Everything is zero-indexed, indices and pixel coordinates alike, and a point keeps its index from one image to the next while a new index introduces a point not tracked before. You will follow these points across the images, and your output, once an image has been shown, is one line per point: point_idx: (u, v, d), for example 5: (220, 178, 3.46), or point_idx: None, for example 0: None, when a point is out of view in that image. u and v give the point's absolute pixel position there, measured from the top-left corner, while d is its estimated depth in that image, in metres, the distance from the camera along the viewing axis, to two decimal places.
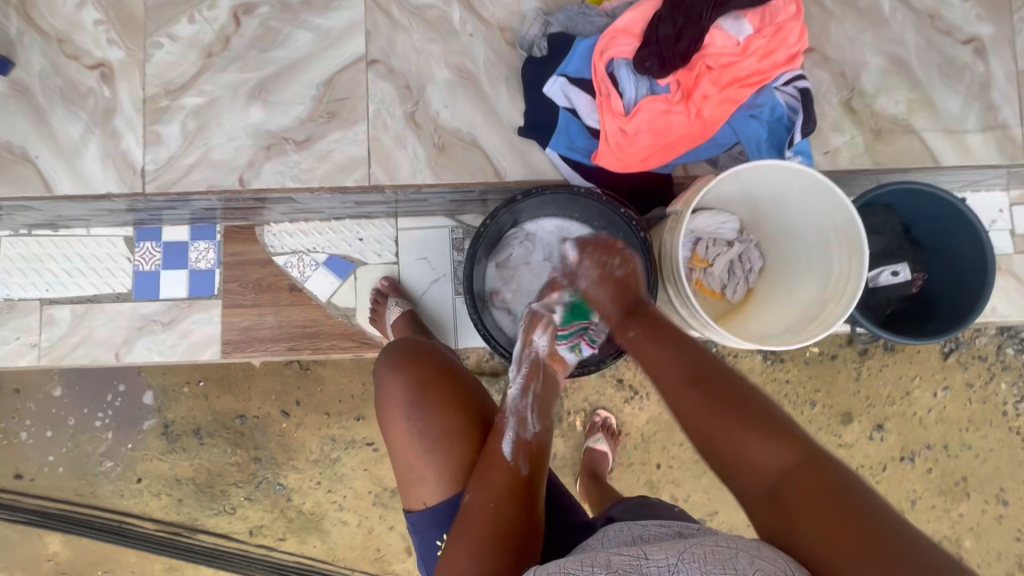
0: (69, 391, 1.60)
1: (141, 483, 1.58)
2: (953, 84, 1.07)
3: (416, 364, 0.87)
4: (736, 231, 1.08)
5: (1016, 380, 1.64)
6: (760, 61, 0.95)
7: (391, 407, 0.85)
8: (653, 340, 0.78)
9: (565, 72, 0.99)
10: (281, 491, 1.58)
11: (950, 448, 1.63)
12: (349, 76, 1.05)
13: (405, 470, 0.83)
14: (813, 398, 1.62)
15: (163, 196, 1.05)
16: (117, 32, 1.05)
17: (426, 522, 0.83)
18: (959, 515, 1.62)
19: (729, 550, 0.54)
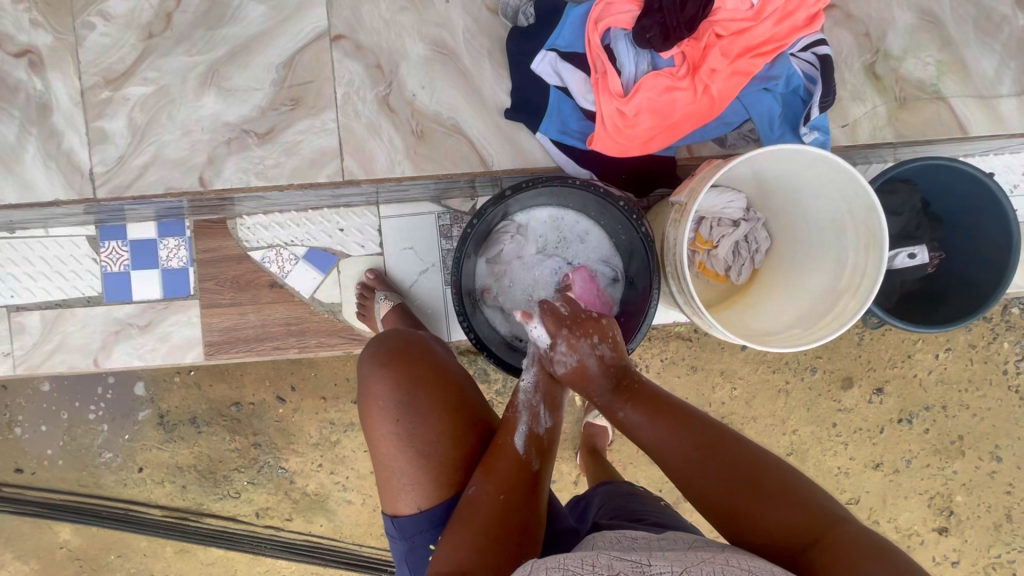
0: (57, 386, 1.57)
1: (143, 472, 1.58)
2: (988, 42, 0.96)
3: (409, 358, 0.80)
4: (742, 210, 1.00)
5: (1020, 339, 1.62)
6: (776, 26, 0.85)
7: (380, 409, 0.78)
8: (648, 411, 0.71)
9: (555, 45, 0.87)
10: (283, 474, 1.58)
11: (948, 408, 1.64)
12: (311, 55, 0.93)
13: (396, 472, 0.77)
14: (815, 364, 1.60)
15: (119, 200, 0.96)
16: (43, 13, 0.91)
17: (417, 528, 0.77)
18: (953, 472, 1.65)
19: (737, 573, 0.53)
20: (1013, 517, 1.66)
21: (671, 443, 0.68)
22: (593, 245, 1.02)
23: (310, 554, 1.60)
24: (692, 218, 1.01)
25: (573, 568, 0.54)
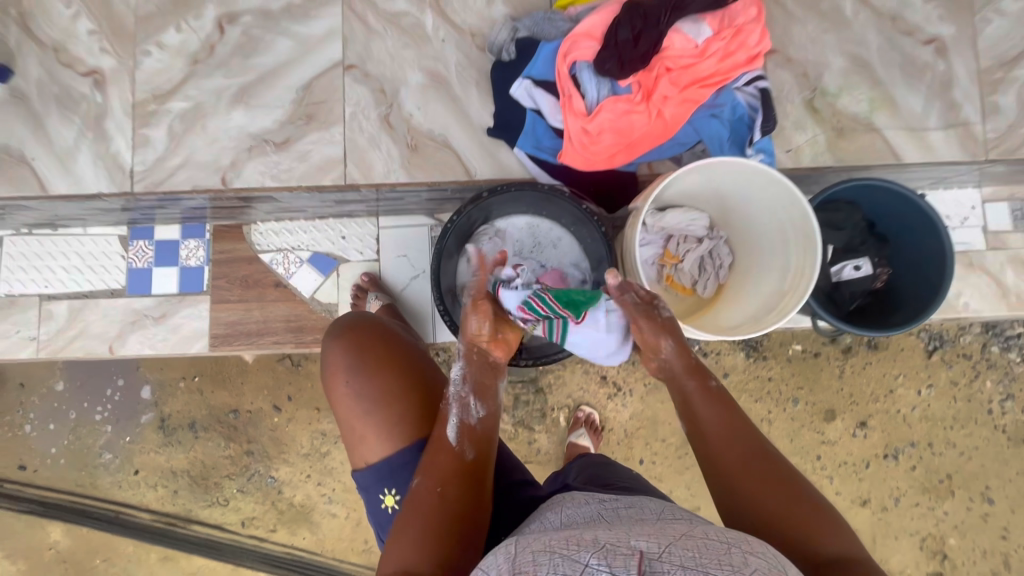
0: (70, 386, 1.66)
1: (139, 475, 1.64)
2: (914, 84, 1.09)
3: (358, 331, 0.89)
4: (706, 228, 1.11)
5: (1004, 379, 1.71)
6: (719, 62, 0.99)
7: (332, 376, 0.87)
8: (719, 401, 0.81)
9: (530, 74, 1.03)
10: (272, 483, 1.62)
11: (934, 446, 1.70)
12: (326, 81, 1.10)
13: (350, 431, 0.86)
14: (796, 395, 1.70)
15: (152, 195, 1.10)
16: (110, 41, 1.10)
17: (373, 478, 0.85)
18: (943, 513, 1.69)
19: (719, 544, 0.56)
20: (1010, 564, 1.68)
21: (737, 439, 0.76)
22: (563, 251, 1.13)
23: (291, 567, 1.62)
24: (661, 236, 1.11)
25: (561, 548, 0.55)
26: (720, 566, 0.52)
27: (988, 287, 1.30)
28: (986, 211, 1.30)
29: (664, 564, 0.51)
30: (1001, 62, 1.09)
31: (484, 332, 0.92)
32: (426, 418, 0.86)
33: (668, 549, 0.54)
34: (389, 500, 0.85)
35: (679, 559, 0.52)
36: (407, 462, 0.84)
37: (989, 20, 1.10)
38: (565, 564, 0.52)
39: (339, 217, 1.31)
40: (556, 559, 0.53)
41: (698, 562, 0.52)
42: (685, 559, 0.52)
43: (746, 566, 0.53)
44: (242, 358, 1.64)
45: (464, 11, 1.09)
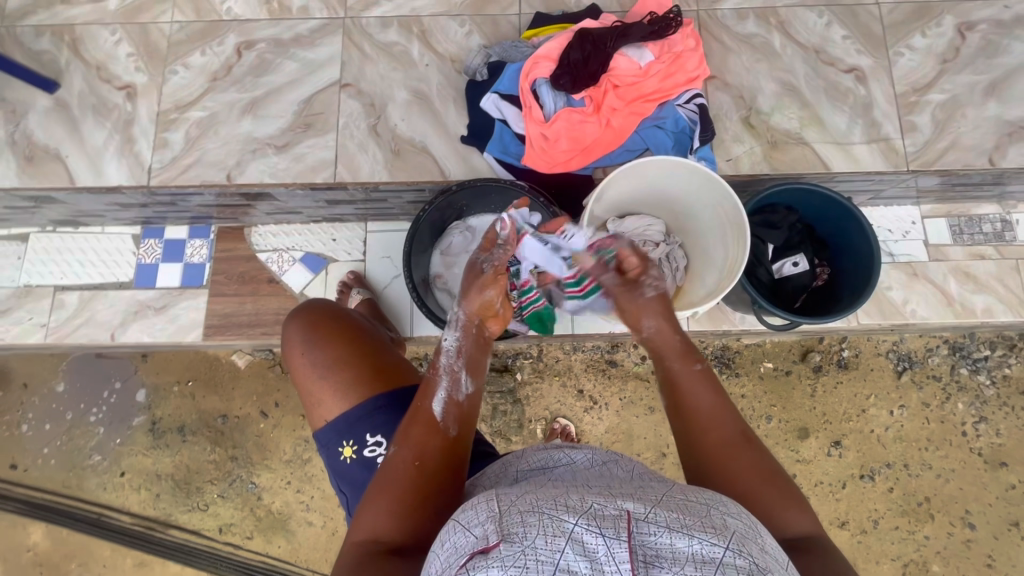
0: (71, 388, 1.59)
1: (124, 477, 1.56)
2: (838, 105, 1.25)
3: (312, 309, 0.99)
4: (662, 234, 1.21)
5: (973, 401, 1.50)
6: (661, 81, 1.15)
7: (290, 349, 0.95)
8: (708, 382, 0.77)
9: (497, 90, 1.19)
10: (252, 489, 1.54)
11: (910, 467, 1.49)
12: (325, 96, 1.27)
13: (309, 395, 0.92)
14: (769, 412, 1.51)
15: (165, 188, 1.25)
16: (144, 62, 1.30)
17: (329, 437, 0.90)
18: (924, 538, 1.46)
19: (701, 506, 0.51)
20: None
21: (720, 419, 0.72)
22: None
23: None
24: None
25: (548, 507, 0.48)
26: (705, 529, 0.47)
27: (932, 295, 1.37)
28: (925, 226, 1.39)
29: (654, 525, 0.46)
30: (915, 87, 1.25)
31: (491, 307, 0.89)
32: (377, 378, 0.91)
33: (656, 510, 0.48)
34: (348, 452, 0.88)
35: (667, 520, 0.47)
36: (361, 415, 0.88)
37: (901, 53, 1.27)
38: (553, 526, 0.45)
39: (331, 221, 1.43)
40: (543, 520, 0.46)
41: (686, 524, 0.47)
42: (673, 521, 0.47)
43: (727, 530, 0.49)
44: (235, 363, 1.57)
45: (446, 42, 1.29)
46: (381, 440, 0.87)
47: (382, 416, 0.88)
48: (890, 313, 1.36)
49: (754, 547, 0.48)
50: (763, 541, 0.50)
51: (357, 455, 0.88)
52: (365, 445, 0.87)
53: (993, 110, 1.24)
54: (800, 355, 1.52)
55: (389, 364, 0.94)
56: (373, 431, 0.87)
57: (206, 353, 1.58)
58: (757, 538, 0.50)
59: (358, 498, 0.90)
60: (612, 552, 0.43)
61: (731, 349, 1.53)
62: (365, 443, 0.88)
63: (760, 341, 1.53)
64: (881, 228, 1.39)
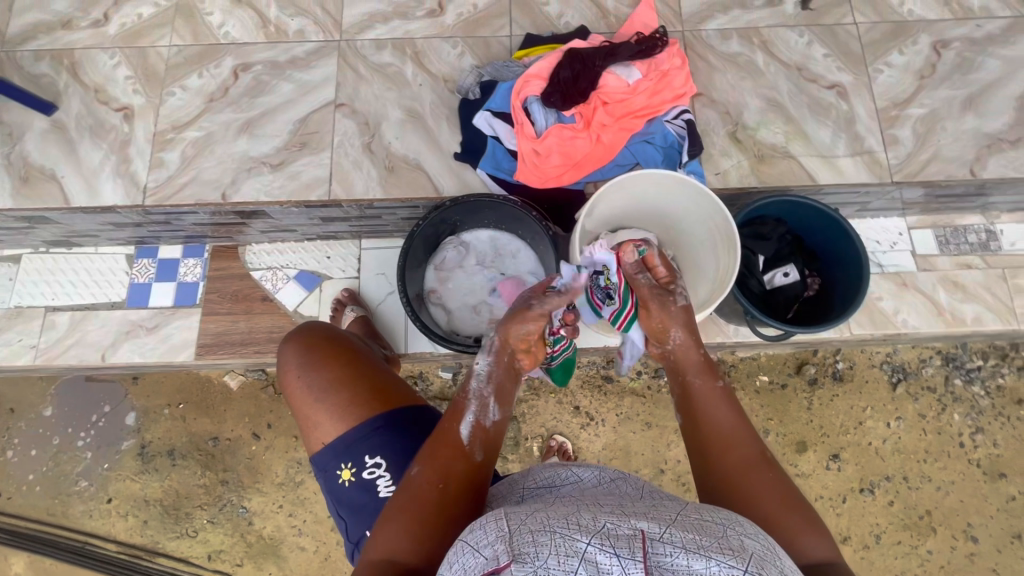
0: (58, 412, 1.56)
1: (111, 503, 1.52)
2: (821, 120, 1.28)
3: (307, 332, 0.98)
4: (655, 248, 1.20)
5: (970, 411, 1.50)
6: (649, 98, 1.18)
7: (286, 373, 0.94)
8: (727, 402, 0.78)
9: (490, 108, 1.22)
10: (243, 514, 1.50)
11: (910, 480, 1.48)
12: (320, 116, 1.29)
13: (305, 419, 0.91)
14: (766, 426, 1.50)
15: (160, 207, 1.25)
16: (142, 84, 1.32)
17: (325, 460, 0.88)
18: (927, 553, 1.44)
19: (716, 525, 0.49)
20: None
21: (737, 436, 0.73)
22: (522, 261, 1.25)
23: None
24: None
25: (560, 525, 0.46)
26: (723, 550, 0.45)
27: (922, 305, 1.38)
28: (912, 237, 1.41)
29: (669, 546, 0.44)
30: (895, 102, 1.29)
31: (528, 340, 0.87)
32: (374, 399, 0.89)
33: (672, 530, 0.46)
34: (346, 475, 0.86)
35: (683, 540, 0.45)
36: (359, 436, 0.86)
37: (880, 70, 1.31)
38: (566, 545, 0.43)
39: (325, 239, 1.43)
40: (556, 539, 0.44)
41: (703, 545, 0.45)
42: (689, 540, 0.45)
43: (744, 551, 0.46)
44: (227, 384, 1.55)
45: (439, 63, 1.32)
46: (381, 462, 0.85)
47: (381, 437, 0.86)
48: (882, 324, 1.37)
49: (773, 568, 0.45)
50: (782, 564, 0.47)
51: (356, 477, 0.86)
52: (364, 467, 0.85)
53: (972, 123, 1.28)
54: (795, 368, 1.52)
55: (386, 384, 0.92)
56: (372, 453, 0.85)
57: (199, 374, 1.55)
58: (776, 561, 0.46)
59: (357, 521, 0.87)
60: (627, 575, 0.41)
61: (727, 363, 1.53)
62: (364, 465, 0.86)
63: (756, 354, 1.53)
64: (869, 239, 1.41)
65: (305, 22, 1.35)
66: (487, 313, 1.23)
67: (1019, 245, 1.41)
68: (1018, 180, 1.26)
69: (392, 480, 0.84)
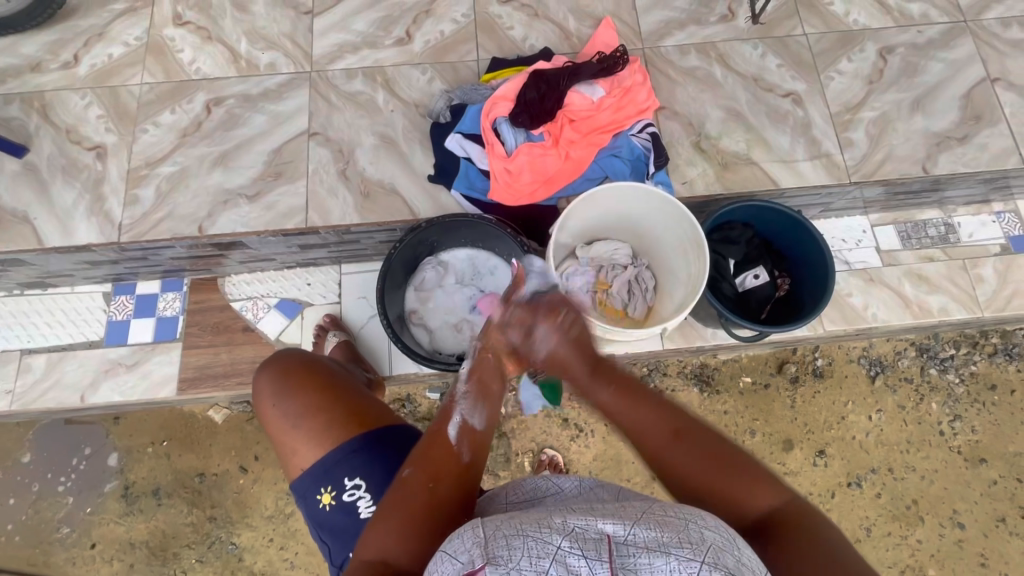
0: (37, 457, 1.52)
1: (95, 549, 1.47)
2: (779, 126, 1.34)
3: (283, 359, 0.98)
4: (630, 257, 1.27)
5: (946, 400, 1.54)
6: (614, 113, 1.23)
7: (264, 400, 0.94)
8: (625, 398, 0.71)
9: (461, 130, 1.26)
10: (233, 551, 1.47)
11: (894, 471, 1.51)
12: (293, 145, 1.31)
13: (285, 445, 0.91)
14: (752, 427, 1.52)
15: (136, 243, 1.25)
16: (114, 122, 1.33)
17: (305, 485, 0.88)
18: (917, 542, 1.46)
19: (678, 519, 0.49)
20: None
21: (647, 422, 0.68)
22: (500, 277, 1.27)
23: None
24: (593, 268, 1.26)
25: (533, 528, 0.47)
26: (682, 545, 0.45)
27: (890, 299, 1.43)
28: (876, 234, 1.46)
29: (634, 546, 0.45)
30: (847, 107, 1.36)
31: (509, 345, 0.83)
32: (353, 421, 0.90)
33: (634, 528, 0.47)
34: (326, 499, 0.86)
35: (646, 538, 0.46)
36: (338, 459, 0.86)
37: (832, 77, 1.38)
38: (538, 547, 0.45)
39: (305, 266, 1.44)
40: (529, 542, 0.45)
41: (665, 542, 0.45)
42: (653, 537, 0.46)
43: (704, 544, 0.46)
44: (212, 419, 1.53)
45: (409, 89, 1.35)
46: (362, 484, 0.85)
47: (361, 457, 0.86)
48: (854, 319, 1.41)
49: (729, 559, 0.46)
50: (739, 553, 0.47)
51: (336, 501, 0.86)
52: (344, 490, 0.85)
53: (922, 123, 1.35)
54: (776, 367, 1.55)
55: (365, 406, 0.93)
56: (351, 475, 0.85)
57: (182, 410, 1.53)
58: (733, 550, 0.47)
59: (340, 546, 0.87)
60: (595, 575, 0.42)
61: (710, 366, 1.56)
62: (344, 487, 0.86)
63: (737, 356, 1.56)
64: (836, 237, 1.46)
65: (276, 55, 1.38)
66: (468, 330, 1.24)
67: (977, 236, 1.47)
68: (969, 176, 1.32)
69: (373, 500, 0.84)
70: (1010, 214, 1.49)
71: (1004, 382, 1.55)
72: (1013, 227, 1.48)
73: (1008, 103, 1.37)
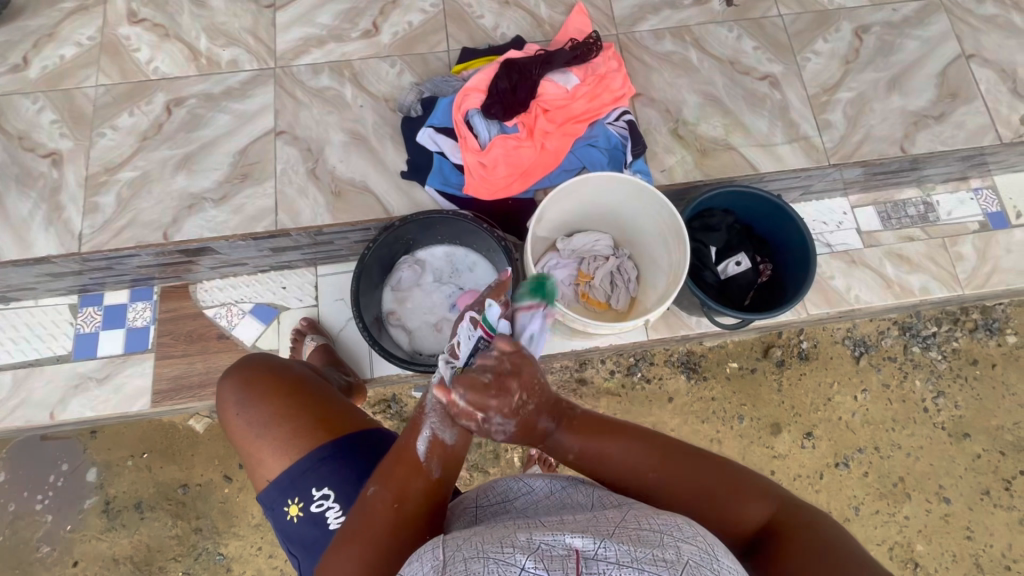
0: (11, 476, 1.47)
1: (78, 567, 1.43)
2: (757, 110, 1.32)
3: (248, 365, 0.95)
4: (611, 247, 1.24)
5: (930, 376, 1.55)
6: (588, 102, 1.20)
7: (227, 408, 0.91)
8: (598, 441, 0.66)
9: (432, 123, 1.23)
10: (221, 561, 1.44)
11: (881, 450, 1.51)
12: (260, 145, 1.27)
13: (250, 456, 0.88)
14: (741, 412, 1.52)
15: (98, 253, 1.20)
16: (69, 127, 1.27)
17: (272, 496, 0.85)
18: (904, 518, 1.48)
19: (654, 534, 0.47)
20: (982, 567, 1.46)
21: (630, 464, 0.65)
22: (478, 273, 1.24)
23: None
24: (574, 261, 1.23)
25: (495, 549, 0.45)
26: (655, 561, 0.43)
27: (872, 279, 1.43)
28: (857, 215, 1.46)
29: (603, 562, 0.42)
30: (824, 88, 1.34)
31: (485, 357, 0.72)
32: (320, 429, 0.87)
33: (604, 544, 0.45)
34: (294, 511, 0.83)
35: (616, 554, 0.43)
36: (305, 468, 0.84)
37: (808, 58, 1.36)
38: (499, 569, 0.42)
39: (279, 269, 1.40)
40: (489, 564, 0.43)
41: (637, 557, 0.43)
42: (625, 554, 0.43)
43: (680, 561, 0.44)
44: (193, 429, 1.49)
45: (378, 82, 1.31)
46: (330, 493, 0.82)
47: (328, 467, 0.83)
48: (838, 301, 1.41)
49: (707, 574, 0.43)
50: (717, 565, 0.45)
51: (304, 512, 0.83)
52: (312, 500, 0.83)
53: (898, 102, 1.34)
54: (762, 352, 1.55)
55: (331, 412, 0.90)
56: (319, 485, 0.83)
57: (161, 421, 1.49)
58: (710, 563, 0.45)
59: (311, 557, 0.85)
60: None
61: (696, 353, 1.55)
62: (312, 498, 0.83)
63: (723, 342, 1.55)
64: (817, 220, 1.45)
65: (237, 52, 1.32)
66: (449, 329, 1.22)
67: (955, 214, 1.47)
68: (946, 153, 1.32)
69: (342, 510, 0.82)
70: (988, 190, 1.49)
71: (986, 357, 1.57)
72: (991, 204, 1.48)
73: (983, 79, 1.37)
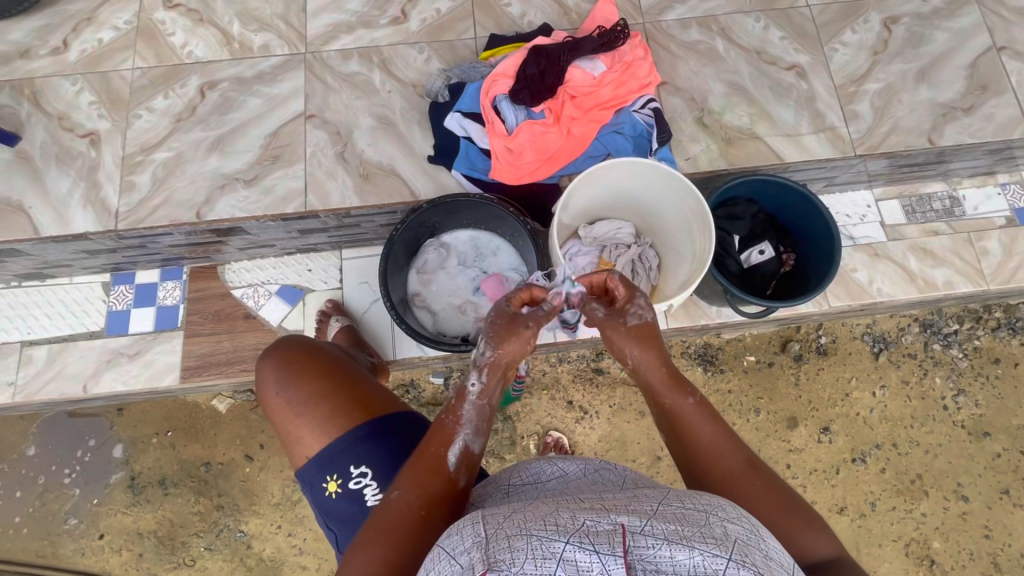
0: (42, 450, 1.51)
1: (104, 539, 1.47)
2: (782, 100, 1.32)
3: (283, 347, 0.97)
4: (633, 235, 1.25)
5: (950, 374, 1.53)
6: (615, 89, 1.21)
7: (265, 387, 0.93)
8: (706, 414, 0.72)
9: (459, 109, 1.24)
10: (241, 538, 1.47)
11: (899, 446, 1.51)
12: (290, 128, 1.29)
13: (289, 434, 0.90)
14: (757, 406, 1.52)
15: (134, 230, 1.24)
16: (107, 108, 1.31)
17: (310, 473, 0.87)
18: (921, 515, 1.47)
19: (698, 513, 0.48)
20: (1000, 566, 1.45)
21: (723, 447, 0.70)
22: (503, 258, 1.26)
23: None
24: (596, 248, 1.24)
25: (538, 528, 0.45)
26: (705, 539, 0.44)
27: (895, 273, 1.42)
28: (880, 208, 1.45)
29: (651, 538, 0.44)
30: (851, 79, 1.34)
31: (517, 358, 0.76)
32: (357, 409, 0.89)
33: (651, 522, 0.45)
34: (332, 487, 0.86)
35: (665, 531, 0.44)
36: (343, 446, 0.86)
37: (835, 48, 1.35)
38: (543, 548, 0.42)
39: (305, 252, 1.42)
40: (533, 543, 0.43)
41: (685, 535, 0.44)
42: (672, 531, 0.45)
43: (728, 538, 0.45)
44: (216, 408, 1.52)
45: (406, 68, 1.33)
46: (367, 471, 0.84)
47: (366, 445, 0.86)
48: (859, 295, 1.40)
49: (756, 553, 0.45)
50: (764, 545, 0.47)
51: (342, 489, 0.85)
52: (350, 478, 0.85)
53: (927, 93, 1.33)
54: (781, 345, 1.55)
55: (367, 394, 0.92)
56: (357, 463, 0.85)
57: (185, 400, 1.52)
58: (759, 544, 0.46)
59: (347, 533, 0.87)
60: (607, 570, 0.41)
61: (714, 346, 1.55)
62: (350, 475, 0.85)
63: (741, 335, 1.55)
64: (840, 213, 1.45)
65: (269, 37, 1.35)
66: (473, 313, 1.24)
67: (981, 209, 1.46)
68: (974, 146, 1.31)
69: (379, 487, 0.84)
70: (1015, 186, 1.47)
71: (1008, 356, 1.55)
72: (1018, 199, 1.46)
73: (1014, 72, 1.35)
